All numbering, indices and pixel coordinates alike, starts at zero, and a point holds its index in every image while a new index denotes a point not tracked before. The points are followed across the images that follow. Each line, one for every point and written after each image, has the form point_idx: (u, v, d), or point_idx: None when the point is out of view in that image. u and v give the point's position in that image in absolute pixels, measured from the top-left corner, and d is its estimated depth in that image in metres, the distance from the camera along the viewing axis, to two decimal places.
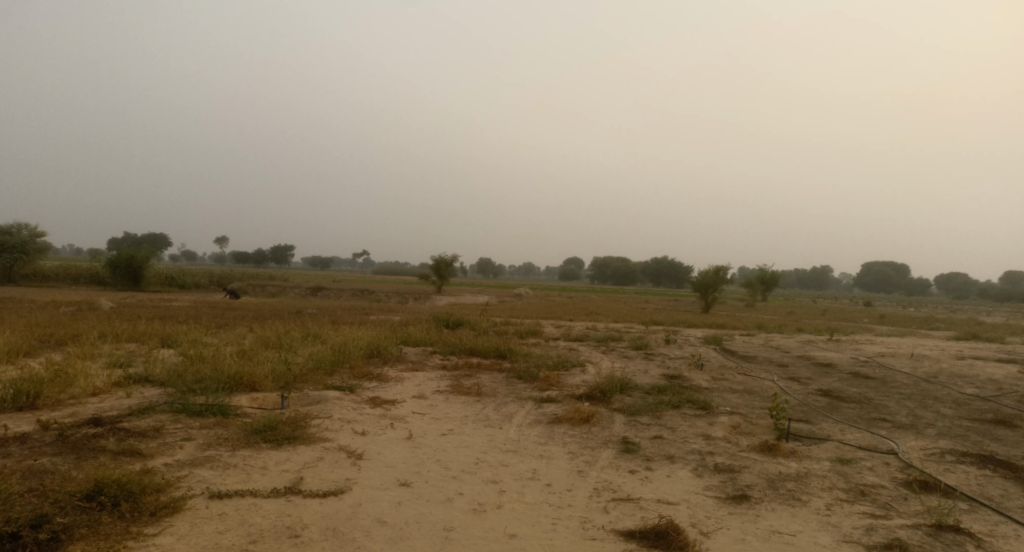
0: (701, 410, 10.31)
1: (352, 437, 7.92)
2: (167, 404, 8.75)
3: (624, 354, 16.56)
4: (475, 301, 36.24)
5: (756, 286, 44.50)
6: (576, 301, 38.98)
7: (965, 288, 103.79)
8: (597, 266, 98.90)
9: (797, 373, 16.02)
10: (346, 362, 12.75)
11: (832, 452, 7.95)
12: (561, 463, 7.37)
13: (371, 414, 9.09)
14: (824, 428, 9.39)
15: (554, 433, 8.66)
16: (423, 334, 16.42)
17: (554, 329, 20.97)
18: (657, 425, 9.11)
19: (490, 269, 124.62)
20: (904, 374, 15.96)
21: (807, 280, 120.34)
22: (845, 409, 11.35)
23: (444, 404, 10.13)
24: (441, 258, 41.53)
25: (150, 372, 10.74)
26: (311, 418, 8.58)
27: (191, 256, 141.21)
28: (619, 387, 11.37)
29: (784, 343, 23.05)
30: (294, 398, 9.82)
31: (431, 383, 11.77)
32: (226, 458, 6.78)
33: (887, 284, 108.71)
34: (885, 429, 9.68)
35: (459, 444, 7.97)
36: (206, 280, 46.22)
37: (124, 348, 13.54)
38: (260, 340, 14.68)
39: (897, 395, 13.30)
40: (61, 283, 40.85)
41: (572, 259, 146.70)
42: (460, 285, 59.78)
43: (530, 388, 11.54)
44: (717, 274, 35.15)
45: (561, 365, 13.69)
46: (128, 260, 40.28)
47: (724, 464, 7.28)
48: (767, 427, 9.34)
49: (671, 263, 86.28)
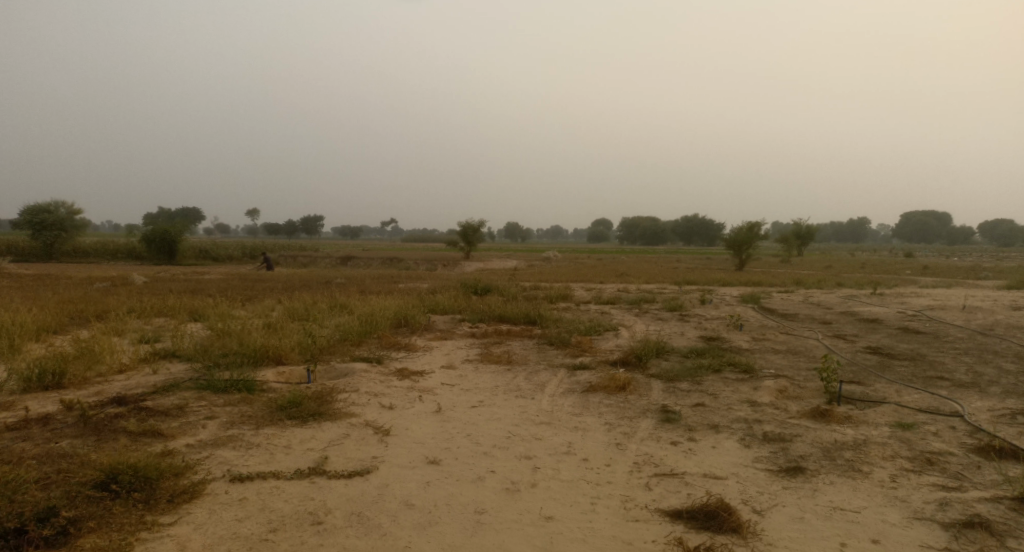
0: (743, 374, 9.83)
1: (379, 412, 7.58)
2: (191, 380, 8.50)
3: (659, 316, 16.03)
4: (504, 266, 35.76)
5: (791, 241, 43.33)
6: (605, 262, 38.32)
7: (1008, 236, 100.64)
8: (626, 226, 97.70)
9: (841, 331, 15.36)
10: (374, 332, 12.44)
11: (890, 417, 7.43)
12: (598, 436, 6.96)
13: (399, 387, 8.75)
14: (877, 390, 8.86)
15: (590, 403, 8.26)
16: (452, 301, 16.06)
17: (585, 292, 20.47)
18: (698, 391, 8.65)
19: (520, 233, 123.96)
20: (955, 329, 15.23)
21: (842, 233, 117.94)
22: (897, 368, 10.76)
23: (474, 374, 9.76)
24: (468, 223, 41.14)
25: (176, 347, 10.52)
26: (337, 392, 8.27)
27: (224, 229, 143.10)
28: (655, 351, 10.91)
29: (823, 299, 22.33)
30: (321, 372, 9.54)
31: (460, 352, 11.44)
32: (249, 437, 6.47)
33: (926, 235, 105.79)
34: (943, 389, 9.10)
35: (491, 417, 7.59)
36: (238, 252, 46.46)
37: (152, 323, 13.38)
38: (287, 312, 14.44)
39: (950, 351, 12.63)
40: (99, 259, 41.41)
41: (601, 220, 145.12)
42: (489, 250, 59.56)
43: (563, 355, 11.13)
44: (750, 231, 34.20)
45: (594, 330, 13.25)
46: (162, 235, 40.59)
47: (773, 433, 6.82)
48: (816, 390, 8.82)
49: (703, 221, 84.88)
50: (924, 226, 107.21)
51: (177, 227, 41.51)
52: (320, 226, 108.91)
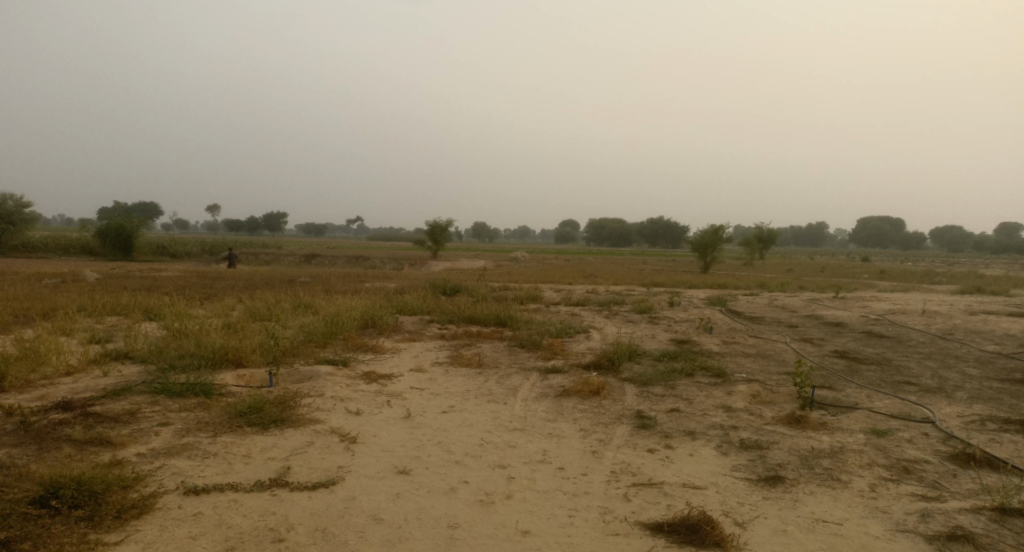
0: (715, 378, 9.74)
1: (345, 418, 7.29)
2: (145, 384, 8.09)
3: (628, 319, 15.93)
4: (471, 266, 35.49)
5: (754, 245, 43.83)
6: (572, 263, 38.29)
7: (960, 242, 103.47)
8: (592, 228, 98.09)
9: (808, 335, 15.44)
10: (340, 334, 12.10)
11: (865, 424, 7.38)
12: (573, 443, 6.77)
13: (366, 391, 8.46)
14: (849, 395, 8.83)
15: (563, 408, 8.07)
16: (420, 301, 15.77)
17: (554, 293, 20.31)
18: (671, 396, 8.52)
19: (486, 233, 123.63)
20: (918, 333, 15.42)
21: (802, 237, 120.19)
22: (866, 373, 10.79)
23: (443, 378, 9.52)
24: (435, 223, 40.79)
25: (130, 348, 10.06)
26: (301, 397, 7.95)
27: (183, 225, 140.30)
28: (627, 354, 10.78)
29: (788, 302, 22.52)
30: (283, 375, 9.19)
31: (429, 355, 11.16)
32: (206, 446, 6.13)
33: (883, 239, 108.20)
34: (913, 394, 9.12)
35: (461, 423, 7.36)
36: (198, 248, 45.41)
37: (106, 322, 12.83)
38: (248, 312, 14.00)
39: (915, 356, 12.73)
40: (51, 255, 40.12)
41: (567, 221, 145.59)
42: (456, 250, 59.19)
43: (534, 358, 10.93)
44: (715, 234, 34.46)
45: (564, 332, 13.09)
46: (118, 230, 39.45)
47: (750, 440, 6.70)
48: (789, 396, 8.75)
49: (667, 223, 85.58)
50: (882, 231, 109.60)
51: (134, 222, 40.39)
52: (283, 223, 107.37)
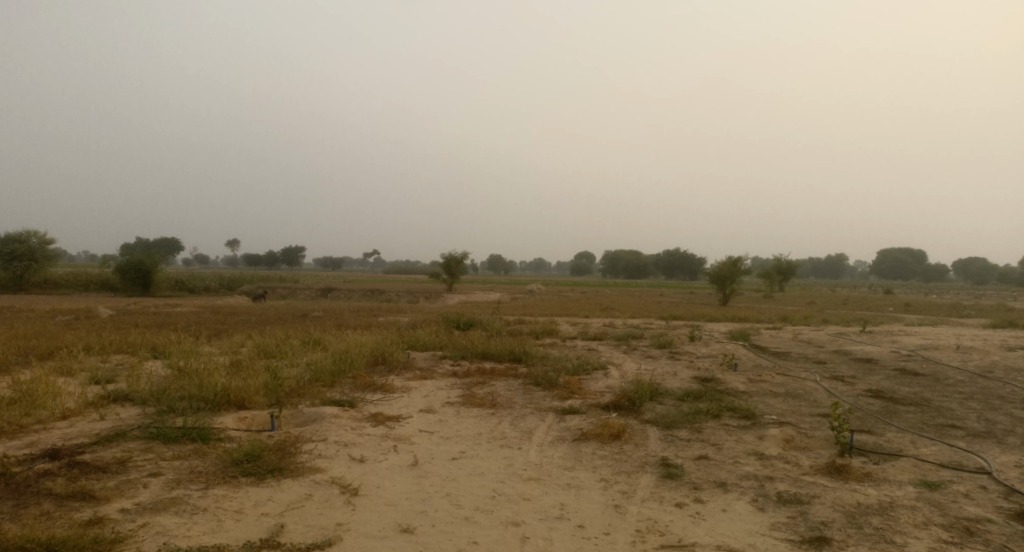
0: (743, 420, 9.14)
1: (349, 466, 6.79)
2: (140, 428, 7.64)
3: (648, 354, 15.33)
4: (486, 299, 35.01)
5: (773, 277, 43.06)
6: (589, 297, 37.72)
7: (983, 273, 101.73)
8: (609, 260, 97.54)
9: (837, 371, 14.75)
10: (348, 371, 11.63)
11: (912, 474, 6.76)
12: (593, 495, 6.22)
13: (372, 435, 7.96)
14: (891, 441, 8.20)
15: (582, 454, 7.51)
16: (432, 336, 15.30)
17: (571, 327, 19.76)
18: (698, 441, 7.95)
19: (504, 266, 123.29)
20: (954, 370, 14.69)
21: (821, 269, 118.94)
22: (904, 414, 10.13)
23: (455, 419, 9.00)
24: (451, 256, 40.51)
25: (130, 388, 9.64)
26: (302, 443, 7.46)
27: (202, 259, 141.61)
28: (649, 393, 10.21)
29: (813, 336, 21.81)
30: (287, 417, 8.72)
31: (441, 394, 10.66)
32: (195, 499, 5.65)
33: (904, 271, 106.63)
34: (960, 439, 8.47)
35: (473, 472, 6.82)
36: (215, 283, 45.32)
37: (110, 361, 12.46)
38: (257, 348, 13.59)
39: (954, 396, 12.01)
40: (71, 290, 40.16)
41: (585, 254, 145.21)
42: (472, 283, 58.85)
43: (550, 397, 10.38)
44: (733, 266, 33.80)
45: (582, 369, 12.53)
46: (137, 266, 39.40)
47: (788, 494, 6.12)
48: (825, 441, 8.14)
49: (684, 255, 84.88)
50: (903, 262, 108.06)
51: (152, 257, 40.42)
52: (300, 257, 107.92)
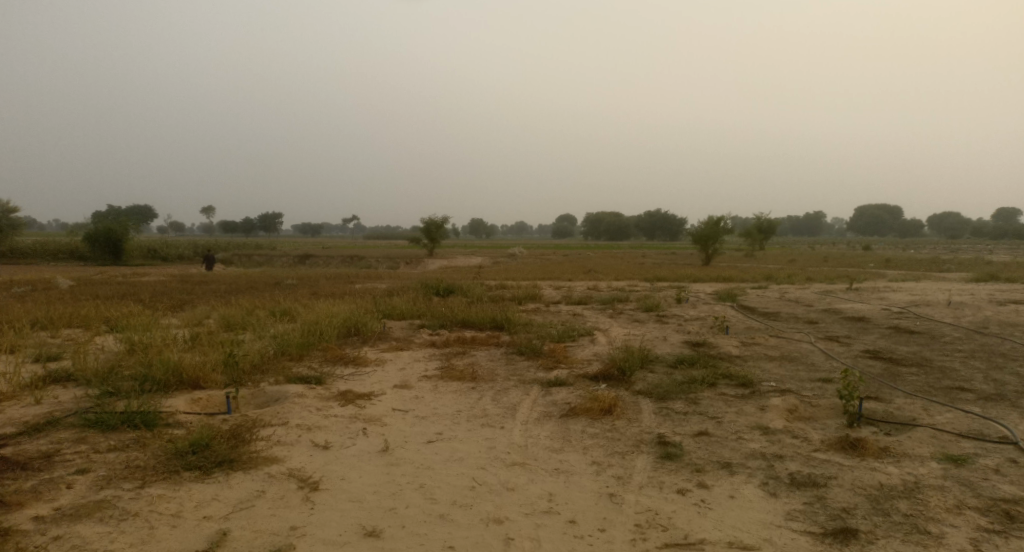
0: (742, 388, 8.52)
1: (310, 455, 6.06)
2: (75, 415, 6.83)
3: (635, 318, 14.67)
4: (466, 264, 34.15)
5: (755, 236, 42.50)
6: (570, 259, 36.99)
7: (959, 229, 102.44)
8: (591, 221, 96.58)
9: (832, 332, 14.17)
10: (318, 343, 10.85)
11: (934, 448, 6.15)
12: (583, 483, 5.55)
13: (339, 417, 7.21)
14: (902, 408, 7.59)
15: (570, 432, 6.84)
16: (409, 304, 14.51)
17: (554, 291, 19.07)
18: (696, 415, 7.30)
19: (484, 229, 122.47)
20: (950, 328, 14.17)
21: (800, 227, 119.21)
22: (909, 377, 9.56)
23: (432, 396, 8.26)
24: (432, 220, 39.41)
25: (74, 369, 8.80)
26: (259, 428, 6.70)
27: (177, 228, 139.13)
28: (639, 361, 9.56)
29: (801, 295, 21.32)
30: (245, 398, 7.94)
31: (417, 366, 9.93)
32: (127, 501, 4.92)
33: (881, 227, 107.19)
34: (974, 404, 7.90)
35: (450, 458, 6.11)
36: (190, 251, 44.08)
37: (60, 337, 11.58)
38: (221, 320, 12.75)
39: (956, 355, 11.45)
40: (39, 261, 38.87)
41: (567, 217, 144.52)
42: (453, 247, 57.96)
43: (534, 367, 9.69)
44: (716, 225, 33.19)
45: (567, 336, 11.84)
46: (107, 234, 38.15)
47: (801, 476, 5.49)
48: (832, 410, 7.52)
49: (665, 216, 84.39)
50: (881, 218, 108.40)
51: (123, 225, 39.05)
52: (277, 223, 106.10)
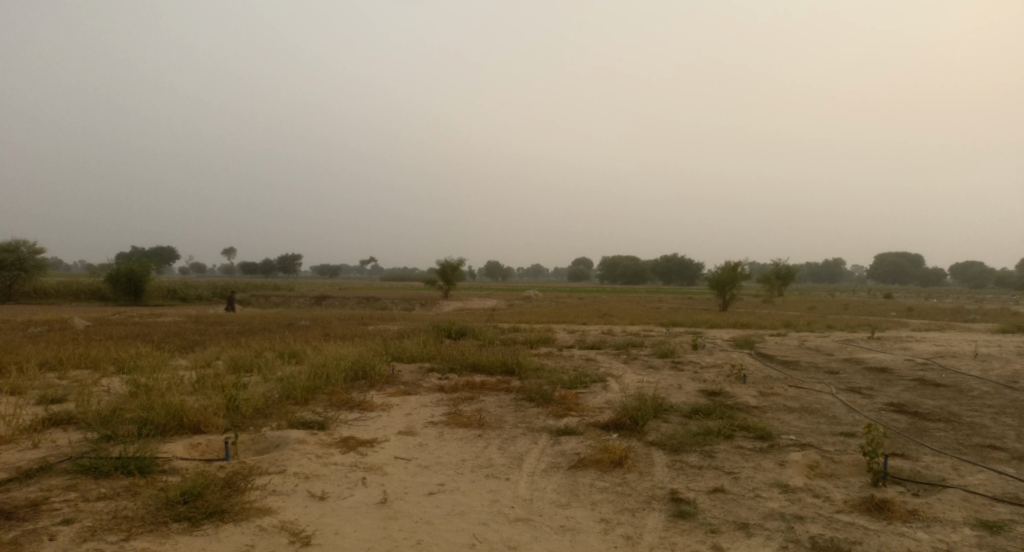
0: (760, 441, 8.18)
1: (305, 507, 5.81)
2: (68, 460, 6.63)
3: (650, 364, 14.36)
4: (480, 306, 33.95)
5: (773, 282, 42.02)
6: (585, 303, 36.65)
7: (980, 277, 101.17)
8: (607, 265, 96.40)
9: (853, 383, 13.75)
10: (325, 387, 10.65)
11: (966, 512, 5.80)
12: (591, 543, 5.25)
13: (339, 465, 6.97)
14: (929, 467, 7.22)
15: (579, 485, 6.55)
16: (420, 347, 14.30)
17: (568, 335, 18.79)
18: (711, 469, 6.98)
19: (500, 272, 122.71)
20: (976, 380, 13.72)
21: (818, 273, 118.33)
22: (936, 432, 9.17)
23: (437, 444, 7.99)
24: (446, 262, 39.56)
25: (74, 410, 8.64)
26: (256, 477, 6.47)
27: (197, 267, 140.64)
28: (653, 410, 9.24)
29: (820, 343, 20.88)
30: (245, 444, 7.72)
31: (425, 412, 9.68)
32: None
33: (902, 275, 105.95)
34: (1006, 464, 7.51)
35: (451, 512, 5.83)
36: (208, 291, 44.28)
37: (67, 378, 11.45)
38: (229, 361, 12.59)
39: (984, 410, 11.01)
40: (59, 299, 39.18)
41: (584, 261, 144.42)
42: (469, 289, 57.90)
43: (544, 415, 9.40)
44: (733, 270, 32.85)
45: (579, 382, 11.55)
46: (127, 273, 38.44)
47: (823, 540, 5.17)
48: (855, 467, 7.16)
49: (682, 260, 84.04)
50: (902, 265, 107.25)
51: (143, 264, 39.35)
52: (295, 263, 106.88)
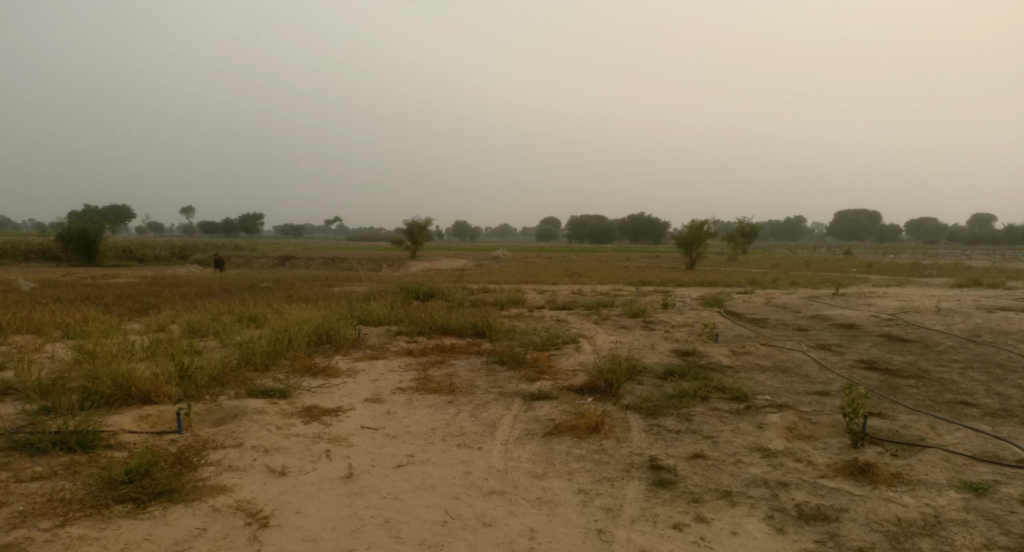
0: (737, 403, 7.98)
1: (264, 483, 5.45)
2: (3, 437, 6.16)
3: (621, 324, 14.16)
4: (447, 267, 33.49)
5: (738, 240, 42.16)
6: (553, 262, 36.45)
7: (936, 234, 103.43)
8: (574, 223, 96.15)
9: (823, 340, 13.72)
10: (286, 352, 10.21)
11: (949, 472, 5.67)
12: (570, 517, 5.00)
13: (301, 437, 6.60)
14: (908, 426, 7.09)
15: (555, 453, 6.27)
16: (386, 309, 13.87)
17: (537, 295, 18.49)
18: (690, 433, 6.76)
19: (467, 231, 122.01)
20: (943, 335, 13.78)
21: (780, 231, 119.84)
22: (910, 389, 9.11)
23: (406, 412, 7.64)
24: (413, 222, 38.95)
25: (13, 381, 8.10)
26: (211, 451, 6.07)
27: (156, 228, 137.29)
28: (627, 372, 9.00)
29: (788, 300, 20.94)
30: (200, 415, 7.30)
31: (392, 377, 9.32)
32: None
33: (861, 232, 107.74)
34: (982, 421, 7.43)
35: (421, 485, 5.53)
36: (167, 252, 43.05)
37: (10, 344, 10.84)
38: (185, 325, 12.05)
39: (953, 365, 11.02)
40: (10, 261, 37.71)
41: (550, 219, 143.88)
42: (435, 248, 57.32)
43: (516, 379, 9.11)
44: (700, 228, 32.79)
45: (551, 343, 11.27)
46: (80, 234, 37.03)
47: (809, 508, 4.99)
48: (835, 428, 7.00)
49: (648, 219, 84.18)
50: (861, 223, 108.99)
51: (97, 224, 38.01)
52: (258, 224, 104.80)
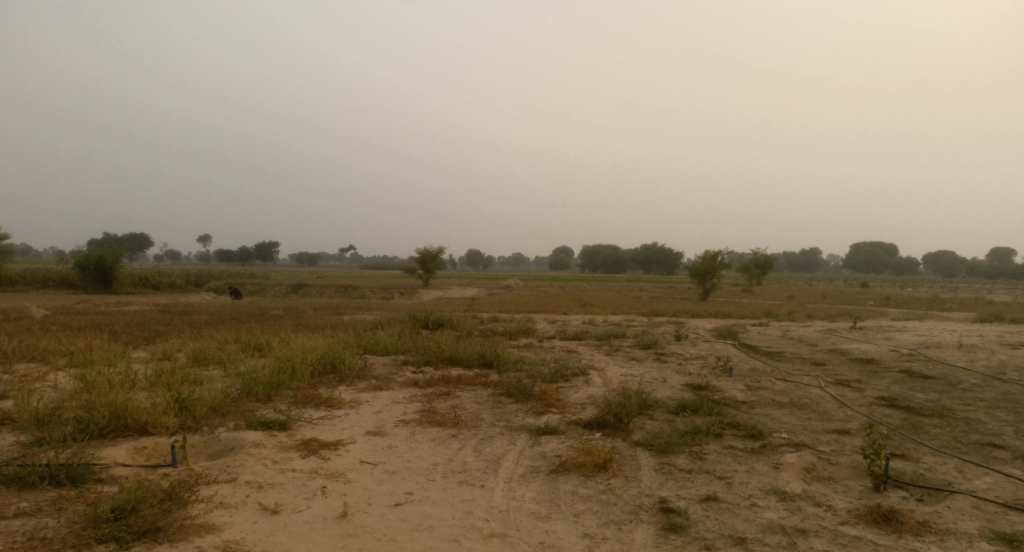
0: (752, 441, 7.67)
1: (255, 522, 5.22)
2: None
3: (633, 356, 13.86)
4: (459, 296, 33.32)
5: (753, 271, 41.74)
6: (565, 292, 36.20)
7: (953, 266, 102.25)
8: (587, 253, 95.85)
9: (841, 375, 13.34)
10: (290, 382, 10.00)
11: (979, 521, 5.35)
12: None
13: (297, 471, 6.37)
14: (933, 469, 6.75)
15: (560, 493, 5.99)
16: (393, 338, 13.66)
17: (548, 325, 18.23)
18: (702, 473, 6.46)
19: (480, 260, 122.13)
20: (965, 372, 13.37)
21: (795, 263, 119.02)
22: (933, 428, 8.75)
23: (407, 446, 7.39)
24: (425, 251, 38.85)
25: (9, 411, 7.93)
26: (203, 487, 5.85)
27: (172, 255, 138.45)
28: (638, 406, 8.71)
29: (804, 333, 20.54)
30: (196, 447, 7.09)
31: (396, 409, 9.08)
32: None
33: (878, 264, 106.71)
34: (1011, 465, 7.08)
35: (419, 526, 5.27)
36: (182, 279, 43.18)
37: (13, 372, 10.72)
38: (190, 354, 11.89)
39: (977, 404, 10.63)
40: (27, 288, 37.94)
41: (563, 249, 143.78)
42: (448, 277, 57.21)
43: (523, 412, 8.84)
44: (714, 259, 32.47)
45: (560, 375, 11.00)
46: (96, 261, 37.24)
47: None
48: (855, 470, 6.67)
49: (661, 250, 83.84)
50: (878, 255, 108.03)
51: (113, 251, 38.24)
52: (273, 252, 105.41)
